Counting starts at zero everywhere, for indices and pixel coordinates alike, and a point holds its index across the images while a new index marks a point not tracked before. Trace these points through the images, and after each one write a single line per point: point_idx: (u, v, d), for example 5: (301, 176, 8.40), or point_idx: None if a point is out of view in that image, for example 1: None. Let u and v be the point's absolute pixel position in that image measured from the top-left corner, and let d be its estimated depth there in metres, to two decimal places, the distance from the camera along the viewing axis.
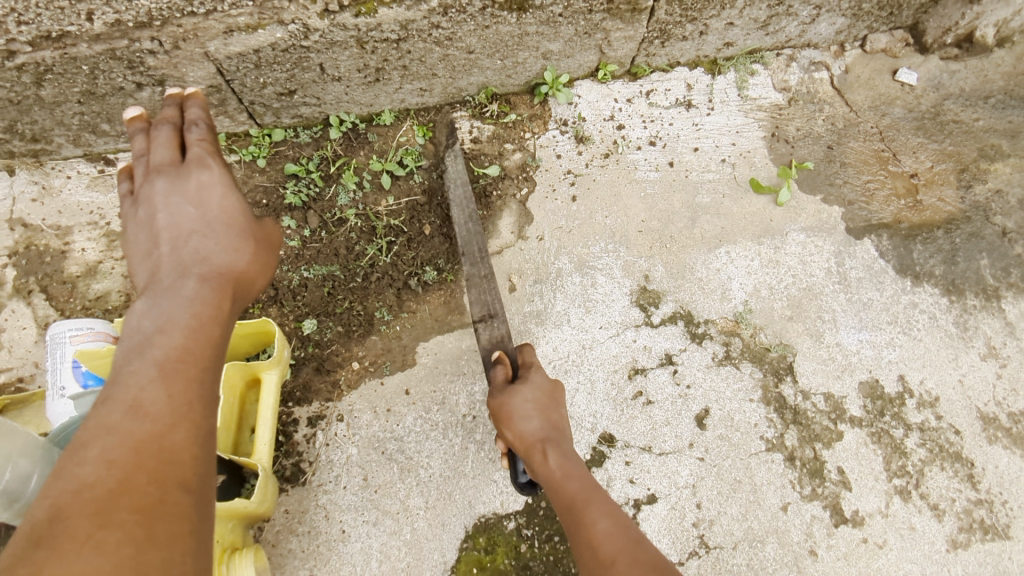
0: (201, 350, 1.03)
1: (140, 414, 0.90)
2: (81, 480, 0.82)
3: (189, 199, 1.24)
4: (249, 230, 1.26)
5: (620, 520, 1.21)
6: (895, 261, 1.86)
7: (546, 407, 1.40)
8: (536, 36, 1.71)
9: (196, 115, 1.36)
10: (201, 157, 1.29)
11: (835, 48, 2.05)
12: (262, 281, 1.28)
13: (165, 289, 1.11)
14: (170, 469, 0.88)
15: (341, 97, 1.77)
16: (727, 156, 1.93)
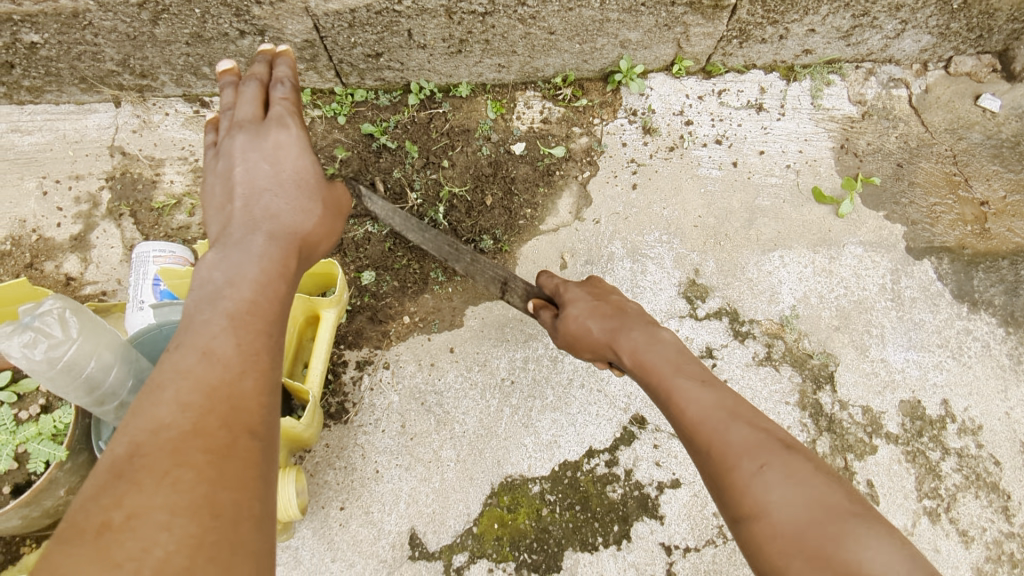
0: (268, 305, 1.06)
1: (213, 361, 0.92)
2: (158, 418, 0.84)
3: (264, 156, 1.31)
4: (318, 195, 1.32)
5: (712, 399, 1.11)
6: (953, 285, 1.84)
7: (619, 312, 1.40)
8: (617, 23, 1.75)
9: (284, 74, 1.44)
10: (279, 116, 1.35)
11: (917, 66, 2.03)
12: (324, 247, 1.33)
13: (236, 244, 1.16)
14: (240, 415, 0.89)
15: (423, 65, 1.85)
16: (792, 162, 1.94)
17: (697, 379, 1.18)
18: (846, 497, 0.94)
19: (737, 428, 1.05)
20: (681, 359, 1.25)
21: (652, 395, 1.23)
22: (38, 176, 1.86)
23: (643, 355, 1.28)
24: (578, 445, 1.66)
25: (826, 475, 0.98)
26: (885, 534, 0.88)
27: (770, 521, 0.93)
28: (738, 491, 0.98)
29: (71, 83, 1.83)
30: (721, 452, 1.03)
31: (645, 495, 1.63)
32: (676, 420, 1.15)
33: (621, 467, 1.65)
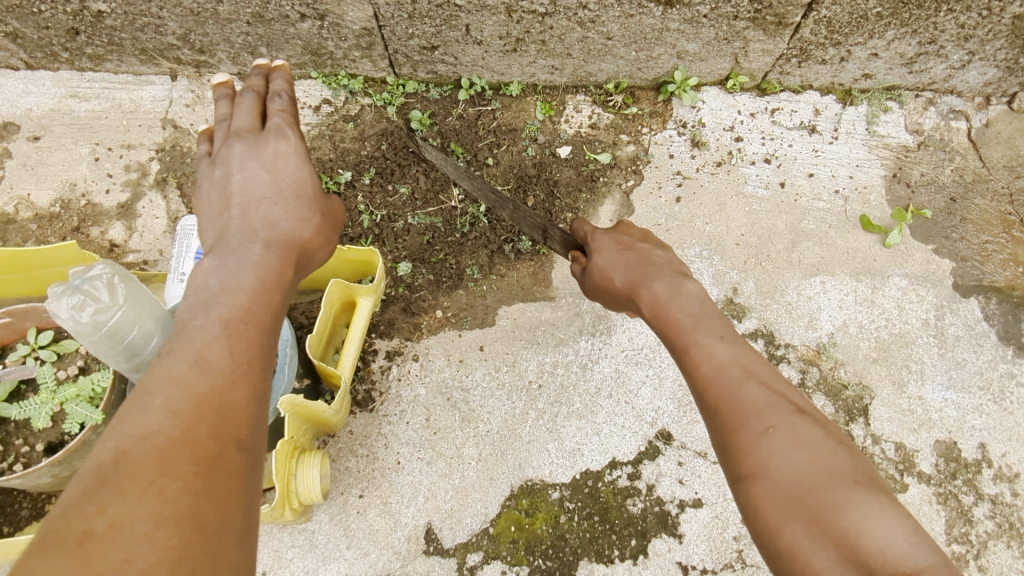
0: (263, 315, 1.06)
1: (204, 369, 0.92)
2: (146, 425, 0.83)
3: (263, 164, 1.32)
4: (317, 204, 1.33)
5: (736, 356, 1.09)
6: (1000, 326, 1.79)
7: (648, 261, 1.33)
8: (676, 33, 1.73)
9: (280, 87, 1.47)
10: (279, 126, 1.38)
11: (979, 100, 1.98)
12: (321, 255, 1.34)
13: (232, 253, 1.16)
14: (230, 426, 0.88)
15: (477, 61, 1.85)
16: (842, 187, 1.90)
17: (719, 334, 1.14)
18: (856, 472, 0.95)
19: (759, 392, 1.03)
20: (714, 315, 1.20)
21: (672, 346, 1.19)
22: (91, 143, 1.89)
23: (666, 302, 1.22)
24: (602, 455, 1.64)
25: (836, 445, 0.99)
26: (892, 508, 0.91)
27: (772, 483, 0.95)
28: (741, 454, 0.99)
29: (131, 54, 1.86)
30: (736, 412, 1.02)
31: (665, 512, 1.60)
32: (689, 376, 1.12)
33: (643, 481, 1.62)
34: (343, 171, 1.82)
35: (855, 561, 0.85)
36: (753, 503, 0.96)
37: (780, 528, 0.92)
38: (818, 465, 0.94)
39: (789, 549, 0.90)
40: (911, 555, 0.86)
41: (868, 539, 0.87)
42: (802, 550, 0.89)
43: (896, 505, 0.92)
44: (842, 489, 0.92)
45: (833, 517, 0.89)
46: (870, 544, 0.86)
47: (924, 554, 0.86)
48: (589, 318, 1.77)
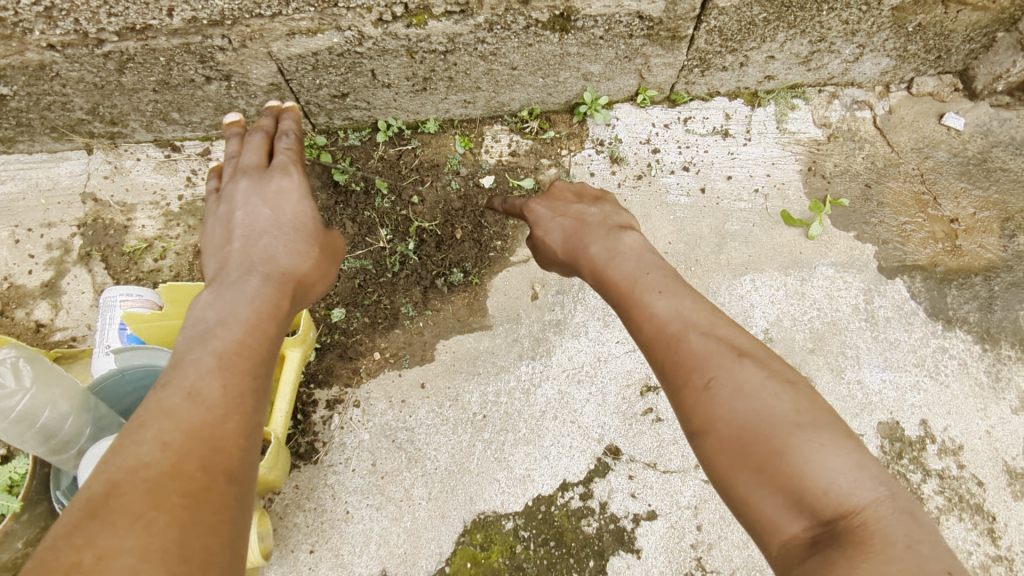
0: (258, 346, 1.06)
1: (197, 400, 0.92)
2: (138, 457, 0.83)
3: (266, 201, 1.34)
4: (316, 239, 1.34)
5: (684, 311, 1.13)
6: (927, 303, 1.83)
7: (581, 222, 1.45)
8: (577, 56, 1.77)
9: (289, 127, 1.51)
10: (284, 164, 1.40)
11: (879, 88, 2.05)
12: (318, 288, 1.34)
13: (231, 284, 1.16)
14: (220, 457, 0.88)
15: (389, 103, 1.88)
16: (760, 186, 1.95)
17: (668, 292, 1.18)
18: (799, 407, 0.96)
19: (712, 343, 1.06)
20: (662, 274, 1.24)
21: (620, 308, 1.24)
22: (10, 225, 1.87)
23: (608, 264, 1.30)
24: (552, 479, 1.63)
25: (785, 385, 0.99)
26: (848, 444, 0.92)
27: (714, 434, 0.98)
28: (687, 407, 1.03)
29: (43, 133, 1.85)
30: (681, 363, 1.06)
31: (621, 528, 1.59)
32: (637, 335, 1.17)
33: (595, 500, 1.61)
34: None
35: (802, 503, 0.88)
36: (701, 455, 1.01)
37: (732, 478, 0.95)
38: (760, 408, 0.96)
39: (743, 496, 0.93)
40: (859, 492, 0.87)
41: (812, 478, 0.88)
42: (755, 497, 0.92)
43: (855, 441, 0.94)
44: (796, 429, 0.92)
45: (780, 460, 0.91)
46: (816, 480, 0.88)
47: (875, 489, 0.88)
48: (527, 343, 1.77)
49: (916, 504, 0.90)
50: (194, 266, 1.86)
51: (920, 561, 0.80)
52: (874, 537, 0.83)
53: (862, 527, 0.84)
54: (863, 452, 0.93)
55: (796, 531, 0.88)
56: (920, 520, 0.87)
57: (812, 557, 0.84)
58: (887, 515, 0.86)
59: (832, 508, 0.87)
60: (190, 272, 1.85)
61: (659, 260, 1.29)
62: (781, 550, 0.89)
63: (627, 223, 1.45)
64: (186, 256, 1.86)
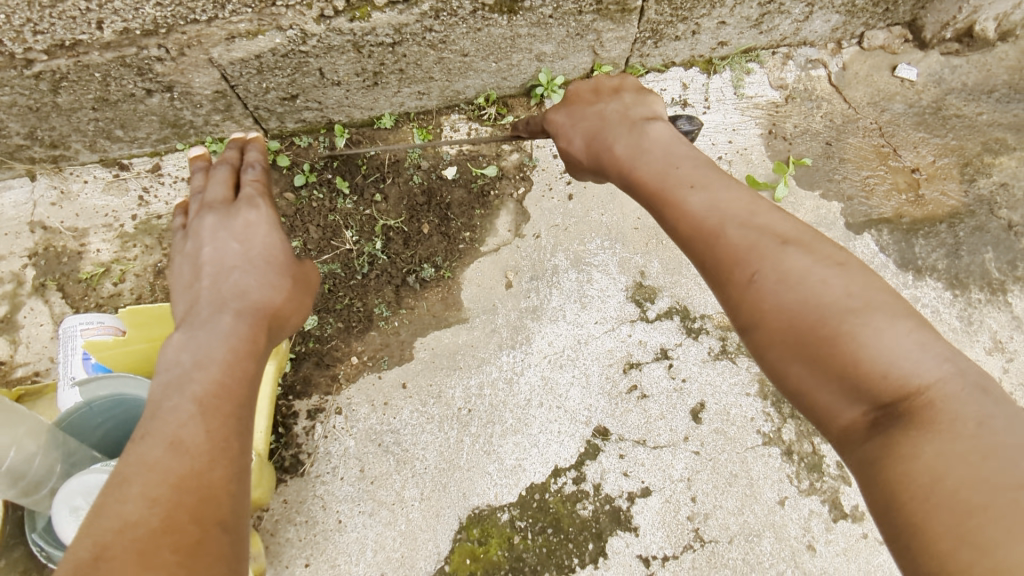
0: (239, 386, 0.98)
1: (181, 450, 0.86)
2: (125, 517, 0.78)
3: (234, 234, 1.23)
4: (288, 269, 1.22)
5: (725, 202, 1.02)
6: (896, 255, 1.85)
7: (603, 122, 1.30)
8: (528, 37, 1.74)
9: (254, 158, 1.42)
10: (250, 197, 1.30)
11: (831, 45, 2.06)
12: (295, 321, 1.22)
13: (203, 324, 1.07)
14: (212, 506, 0.83)
15: (342, 102, 1.83)
16: (723, 153, 1.94)
17: (703, 184, 1.07)
18: (852, 290, 0.87)
19: (758, 235, 0.96)
20: (699, 168, 1.12)
21: (651, 204, 1.13)
22: None
23: (636, 162, 1.18)
24: (544, 466, 1.62)
25: (838, 269, 0.90)
26: (909, 323, 0.83)
27: (764, 324, 0.91)
28: (734, 300, 0.95)
29: None
30: (726, 258, 0.97)
31: (617, 508, 1.59)
32: (671, 231, 1.07)
33: (589, 483, 1.60)
34: None
35: (861, 390, 0.81)
36: (754, 349, 0.94)
37: (787, 368, 0.88)
38: (812, 297, 0.87)
39: (798, 384, 0.87)
40: (924, 370, 0.79)
41: (874, 362, 0.81)
42: (812, 388, 0.86)
43: (917, 319, 0.84)
44: (848, 314, 0.84)
45: (831, 347, 0.84)
46: (874, 362, 0.81)
47: (940, 365, 0.79)
48: (506, 332, 1.75)
49: (986, 377, 0.81)
50: (155, 287, 1.79)
51: (990, 435, 0.72)
52: (938, 415, 0.75)
53: (926, 407, 0.77)
54: (924, 326, 0.83)
55: (854, 417, 0.82)
56: (992, 392, 0.78)
57: (873, 440, 0.78)
58: (957, 392, 0.77)
59: (893, 389, 0.79)
60: (152, 293, 1.79)
61: (690, 152, 1.17)
62: (842, 433, 0.84)
63: (652, 112, 1.30)
64: (146, 278, 1.80)
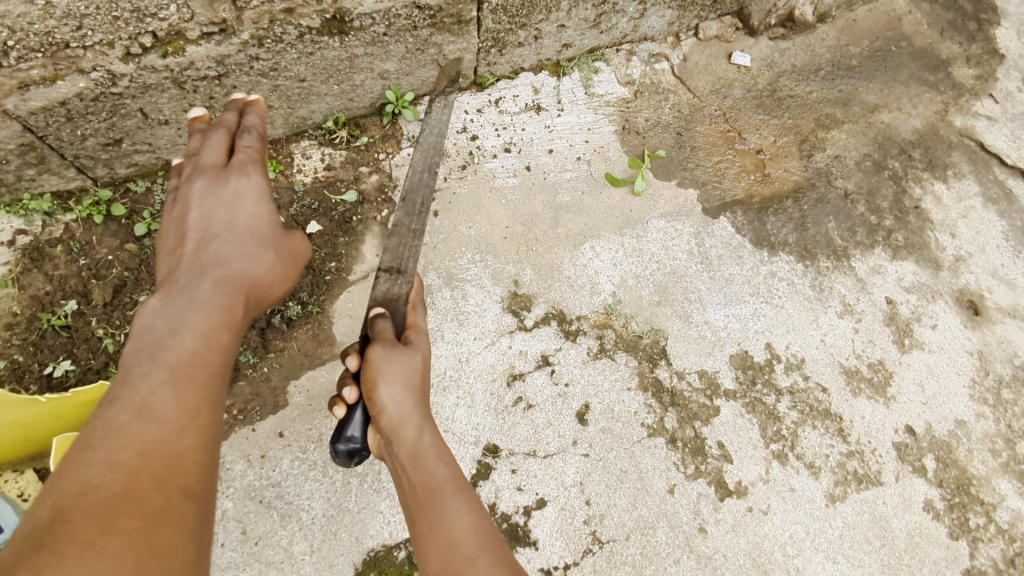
0: (212, 356, 1.04)
1: (149, 417, 0.90)
2: (85, 480, 0.81)
3: (222, 201, 1.28)
4: (272, 241, 1.30)
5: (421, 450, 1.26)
6: (751, 234, 1.93)
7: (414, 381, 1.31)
8: (366, 57, 1.69)
9: (253, 122, 1.40)
10: (242, 161, 1.32)
11: (671, 39, 2.14)
12: (276, 293, 1.30)
13: (180, 291, 1.12)
14: (173, 476, 0.87)
15: (175, 141, 1.70)
16: (581, 153, 1.97)
17: (387, 434, 1.26)
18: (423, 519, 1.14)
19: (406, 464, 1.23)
20: (402, 400, 1.27)
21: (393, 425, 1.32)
22: None
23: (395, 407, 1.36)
24: None
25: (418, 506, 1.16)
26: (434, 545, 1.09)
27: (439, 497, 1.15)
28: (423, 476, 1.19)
29: None
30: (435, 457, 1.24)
31: (514, 525, 1.57)
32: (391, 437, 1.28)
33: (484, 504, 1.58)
34: (66, 301, 1.64)
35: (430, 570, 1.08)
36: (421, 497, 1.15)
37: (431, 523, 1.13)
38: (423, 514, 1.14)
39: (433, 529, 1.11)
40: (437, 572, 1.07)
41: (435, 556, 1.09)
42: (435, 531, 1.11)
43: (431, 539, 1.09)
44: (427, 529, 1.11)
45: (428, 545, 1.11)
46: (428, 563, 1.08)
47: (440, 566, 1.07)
48: None
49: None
50: None
51: None
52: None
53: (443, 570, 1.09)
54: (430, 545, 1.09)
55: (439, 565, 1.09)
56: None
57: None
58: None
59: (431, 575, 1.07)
60: None
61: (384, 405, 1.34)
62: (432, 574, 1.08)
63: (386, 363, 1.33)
64: None
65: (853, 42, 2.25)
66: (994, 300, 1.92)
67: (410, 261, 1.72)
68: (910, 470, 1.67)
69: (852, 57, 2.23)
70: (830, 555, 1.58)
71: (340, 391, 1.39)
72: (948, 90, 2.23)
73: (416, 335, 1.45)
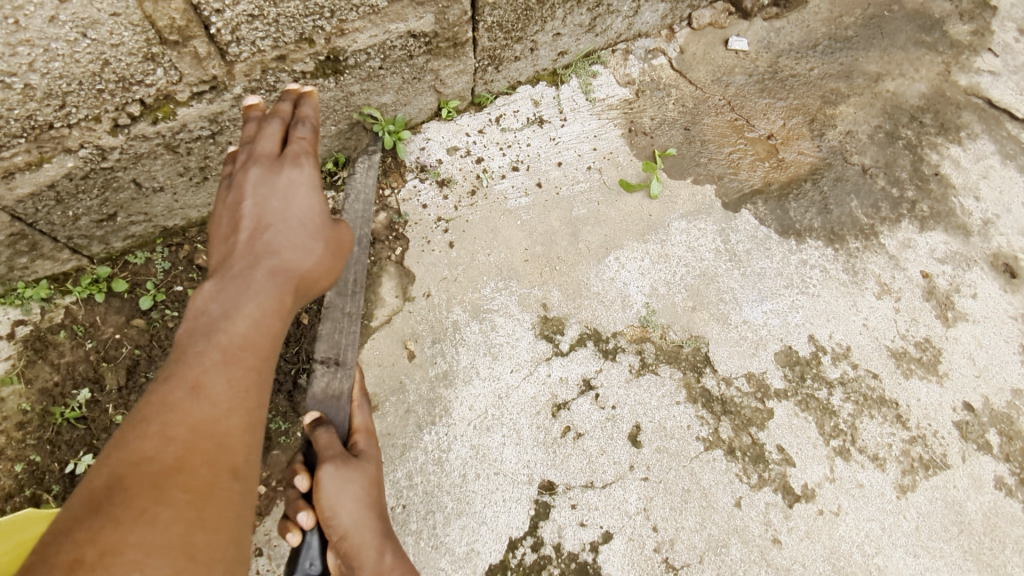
0: (263, 342, 1.01)
1: (201, 396, 0.89)
2: (141, 450, 0.82)
3: (275, 190, 1.17)
4: (326, 233, 1.19)
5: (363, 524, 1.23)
6: (776, 224, 1.87)
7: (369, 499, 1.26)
8: (362, 93, 1.63)
9: (307, 112, 1.29)
10: (295, 152, 1.21)
11: (665, 32, 2.09)
12: (324, 285, 1.20)
13: (236, 277, 1.06)
14: (222, 454, 0.87)
15: (172, 206, 1.61)
16: (592, 162, 1.90)
17: (350, 560, 1.22)
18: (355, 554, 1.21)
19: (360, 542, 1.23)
20: (364, 519, 1.23)
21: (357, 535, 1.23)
22: None
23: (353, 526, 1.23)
24: (497, 543, 1.51)
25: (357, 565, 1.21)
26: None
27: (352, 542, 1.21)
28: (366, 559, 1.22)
29: None
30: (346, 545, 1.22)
31: (583, 563, 1.50)
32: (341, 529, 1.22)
33: (549, 546, 1.51)
34: (78, 390, 1.53)
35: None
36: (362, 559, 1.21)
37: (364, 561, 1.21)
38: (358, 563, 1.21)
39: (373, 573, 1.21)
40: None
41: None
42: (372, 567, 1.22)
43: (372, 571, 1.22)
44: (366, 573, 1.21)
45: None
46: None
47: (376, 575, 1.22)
48: (422, 409, 1.60)
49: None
50: None
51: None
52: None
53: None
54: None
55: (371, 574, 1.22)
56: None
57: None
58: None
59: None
60: None
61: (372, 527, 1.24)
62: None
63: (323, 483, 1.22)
64: None
65: (846, 12, 2.20)
66: None
67: (350, 350, 1.53)
68: (975, 449, 1.64)
69: (848, 27, 2.18)
70: (910, 549, 1.54)
71: (294, 514, 1.24)
72: (947, 49, 2.18)
73: (365, 441, 1.36)
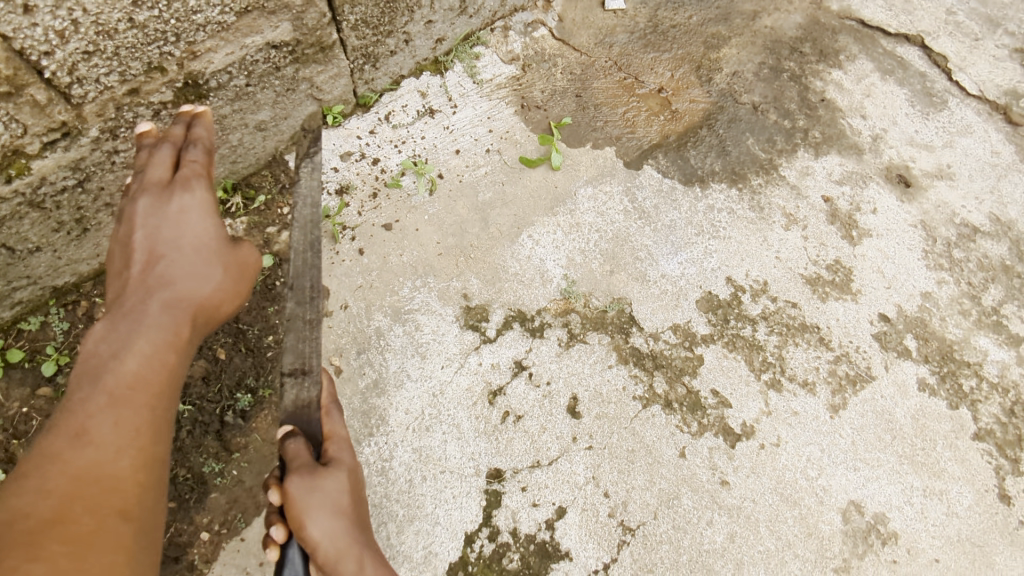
0: (157, 379, 0.98)
1: (86, 443, 0.89)
2: (17, 508, 0.82)
3: (164, 220, 1.11)
4: (224, 257, 1.13)
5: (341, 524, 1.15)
6: (678, 174, 1.89)
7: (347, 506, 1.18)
8: (235, 113, 1.58)
9: (200, 135, 1.24)
10: (186, 177, 1.16)
11: (541, 3, 2.08)
12: (231, 310, 1.14)
13: (127, 313, 1.02)
14: (108, 498, 0.87)
15: (56, 264, 1.52)
16: (489, 144, 1.88)
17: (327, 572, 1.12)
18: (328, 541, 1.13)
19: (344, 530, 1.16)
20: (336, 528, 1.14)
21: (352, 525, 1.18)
22: None
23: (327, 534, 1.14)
24: (454, 540, 1.50)
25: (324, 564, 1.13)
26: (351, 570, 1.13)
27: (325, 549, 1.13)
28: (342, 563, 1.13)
29: None
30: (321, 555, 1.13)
31: (541, 543, 1.51)
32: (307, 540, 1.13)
33: (505, 533, 1.51)
34: None
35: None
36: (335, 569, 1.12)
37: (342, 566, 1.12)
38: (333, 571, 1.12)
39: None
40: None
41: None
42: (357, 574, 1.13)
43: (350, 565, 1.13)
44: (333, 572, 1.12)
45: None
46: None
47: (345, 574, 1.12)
48: (357, 422, 1.57)
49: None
50: None
51: None
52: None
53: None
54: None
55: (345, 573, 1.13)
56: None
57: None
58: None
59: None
60: None
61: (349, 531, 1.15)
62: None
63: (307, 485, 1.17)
64: None
65: None
66: (920, 168, 1.95)
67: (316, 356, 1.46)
68: (896, 356, 1.70)
69: None
70: (850, 464, 1.59)
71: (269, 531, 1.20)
72: None
73: (337, 447, 1.27)
